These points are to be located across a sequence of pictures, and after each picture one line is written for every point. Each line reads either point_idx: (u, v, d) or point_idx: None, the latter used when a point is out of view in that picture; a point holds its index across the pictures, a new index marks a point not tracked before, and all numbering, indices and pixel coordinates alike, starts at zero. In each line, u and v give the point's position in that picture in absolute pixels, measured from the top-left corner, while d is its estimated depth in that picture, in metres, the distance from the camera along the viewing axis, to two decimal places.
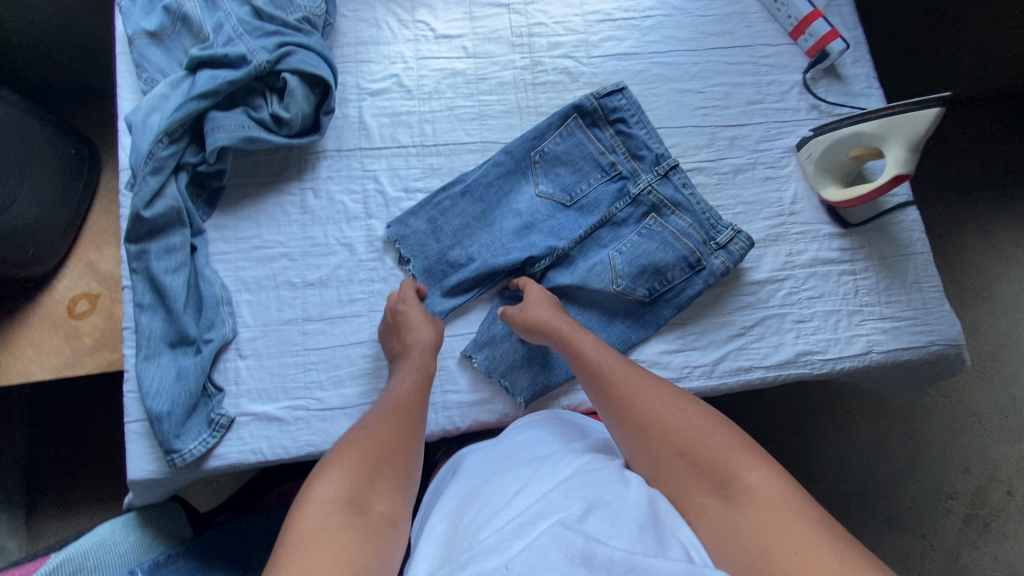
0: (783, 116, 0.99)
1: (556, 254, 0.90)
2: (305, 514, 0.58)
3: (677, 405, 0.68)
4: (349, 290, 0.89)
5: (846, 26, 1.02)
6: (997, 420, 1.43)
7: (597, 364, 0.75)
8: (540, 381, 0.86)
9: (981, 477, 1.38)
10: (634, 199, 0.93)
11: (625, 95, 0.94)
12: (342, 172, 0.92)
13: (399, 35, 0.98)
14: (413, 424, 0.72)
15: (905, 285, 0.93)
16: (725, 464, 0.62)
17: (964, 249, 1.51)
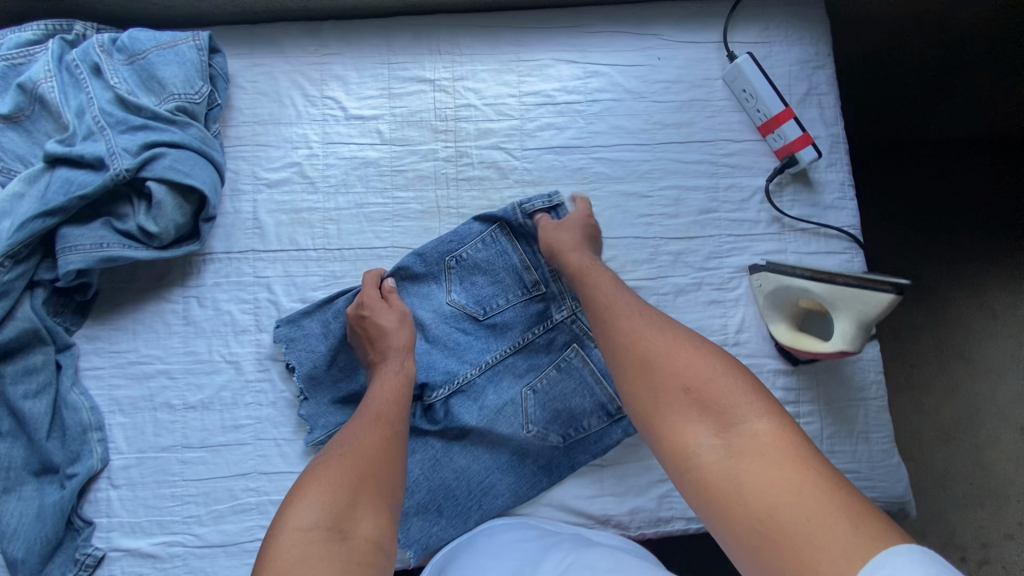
0: (739, 229, 0.87)
1: (459, 383, 0.81)
2: (280, 548, 0.54)
3: (680, 345, 0.65)
4: (234, 415, 0.81)
5: (824, 122, 0.89)
6: (963, 482, 1.29)
7: (602, 301, 0.72)
8: (432, 530, 0.78)
9: (936, 543, 1.26)
10: (555, 325, 0.83)
11: (558, 209, 0.84)
12: (230, 278, 0.82)
13: (304, 113, 0.85)
14: (394, 429, 0.67)
15: (851, 434, 0.85)
16: (730, 409, 0.58)
17: (955, 318, 1.37)
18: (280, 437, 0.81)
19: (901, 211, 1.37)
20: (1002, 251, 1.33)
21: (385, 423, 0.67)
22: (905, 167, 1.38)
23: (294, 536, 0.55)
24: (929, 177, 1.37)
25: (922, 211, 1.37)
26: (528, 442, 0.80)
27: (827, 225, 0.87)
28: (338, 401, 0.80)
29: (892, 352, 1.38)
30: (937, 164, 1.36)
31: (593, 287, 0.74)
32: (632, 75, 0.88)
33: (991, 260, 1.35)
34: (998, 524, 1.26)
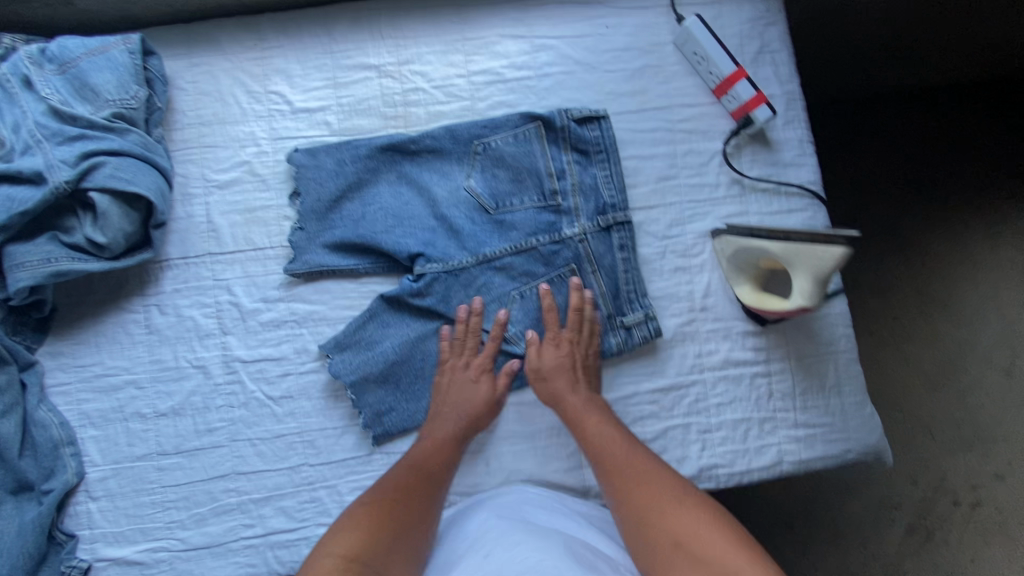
0: (699, 195, 0.87)
1: (451, 267, 0.81)
2: (319, 568, 0.60)
3: (685, 505, 0.67)
4: (206, 419, 0.81)
5: (779, 79, 0.88)
6: (949, 430, 1.38)
7: (610, 465, 0.73)
8: (400, 422, 0.81)
9: (926, 488, 1.35)
10: (562, 240, 0.82)
11: (602, 126, 0.84)
12: (189, 284, 0.81)
13: (249, 111, 0.83)
14: (432, 497, 0.72)
15: (823, 389, 0.85)
16: (722, 560, 0.59)
17: (925, 258, 1.43)
18: (255, 436, 0.81)
19: (852, 166, 1.44)
20: (948, 190, 1.42)
21: (434, 489, 0.73)
22: (852, 124, 1.44)
23: (331, 562, 0.61)
24: (875, 131, 1.44)
25: (892, 153, 1.44)
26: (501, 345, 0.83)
27: (788, 183, 0.86)
28: (332, 246, 0.81)
29: (871, 306, 1.43)
30: (877, 116, 1.44)
31: (599, 440, 0.76)
32: (581, 46, 0.87)
33: (958, 198, 1.42)
34: (980, 464, 1.36)
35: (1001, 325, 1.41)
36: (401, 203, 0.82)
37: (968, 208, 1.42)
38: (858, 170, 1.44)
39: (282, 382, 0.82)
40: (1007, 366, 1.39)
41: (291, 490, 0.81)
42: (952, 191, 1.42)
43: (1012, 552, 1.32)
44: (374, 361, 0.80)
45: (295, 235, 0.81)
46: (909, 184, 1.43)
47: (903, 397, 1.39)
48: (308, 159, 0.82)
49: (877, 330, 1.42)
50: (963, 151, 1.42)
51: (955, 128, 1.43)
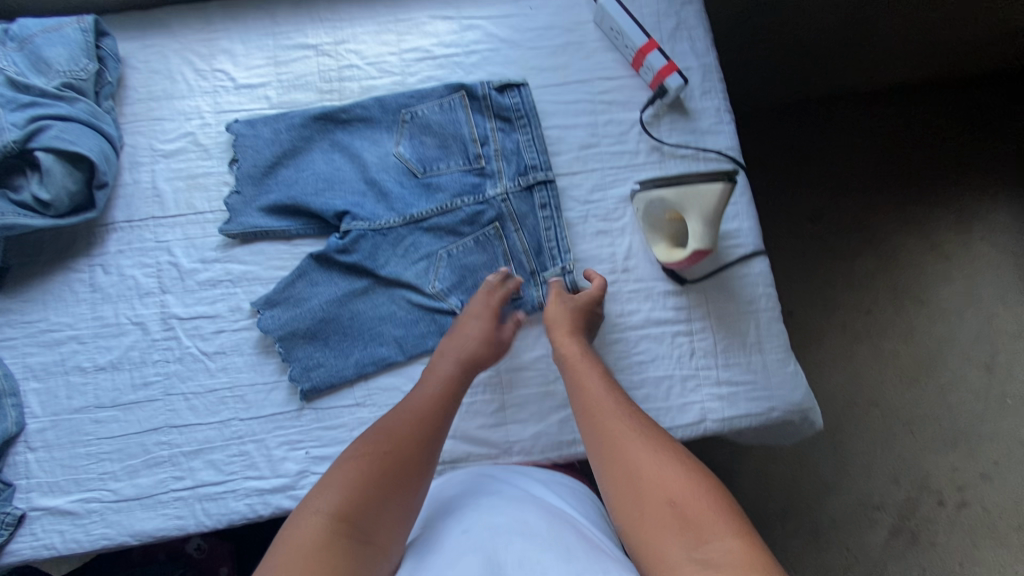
0: (620, 161, 0.90)
1: (378, 226, 0.86)
2: (305, 525, 0.55)
3: (676, 459, 0.62)
4: (142, 373, 0.84)
5: (695, 53, 0.93)
6: (930, 428, 1.37)
7: (604, 415, 0.68)
8: (328, 376, 0.84)
9: (910, 488, 1.34)
10: (485, 200, 0.87)
11: (521, 93, 0.89)
12: (133, 245, 0.86)
13: (195, 87, 0.90)
14: (433, 444, 0.67)
15: (745, 347, 0.87)
16: (705, 527, 0.54)
17: (898, 254, 1.45)
18: (188, 391, 0.84)
19: (810, 159, 1.48)
20: (916, 181, 1.46)
21: (431, 436, 0.67)
22: (811, 119, 1.49)
23: (320, 519, 0.56)
24: (841, 128, 1.48)
25: (854, 146, 1.48)
26: (430, 301, 0.87)
27: (705, 149, 0.90)
28: (266, 209, 0.86)
29: (841, 298, 1.43)
30: (839, 113, 1.49)
31: (595, 399, 0.71)
32: (506, 25, 0.93)
33: (924, 189, 1.46)
34: (966, 462, 1.35)
35: (979, 321, 1.41)
36: (333, 168, 0.88)
37: (939, 199, 1.45)
38: (820, 161, 1.49)
39: (216, 338, 0.85)
40: (987, 362, 1.39)
41: (220, 444, 0.83)
42: (922, 181, 1.46)
43: (1002, 556, 1.29)
44: (304, 315, 0.84)
45: (232, 199, 0.87)
46: (875, 176, 1.47)
47: (878, 396, 1.39)
48: (247, 129, 0.88)
49: (852, 326, 1.42)
50: (928, 143, 1.46)
51: (914, 119, 1.47)
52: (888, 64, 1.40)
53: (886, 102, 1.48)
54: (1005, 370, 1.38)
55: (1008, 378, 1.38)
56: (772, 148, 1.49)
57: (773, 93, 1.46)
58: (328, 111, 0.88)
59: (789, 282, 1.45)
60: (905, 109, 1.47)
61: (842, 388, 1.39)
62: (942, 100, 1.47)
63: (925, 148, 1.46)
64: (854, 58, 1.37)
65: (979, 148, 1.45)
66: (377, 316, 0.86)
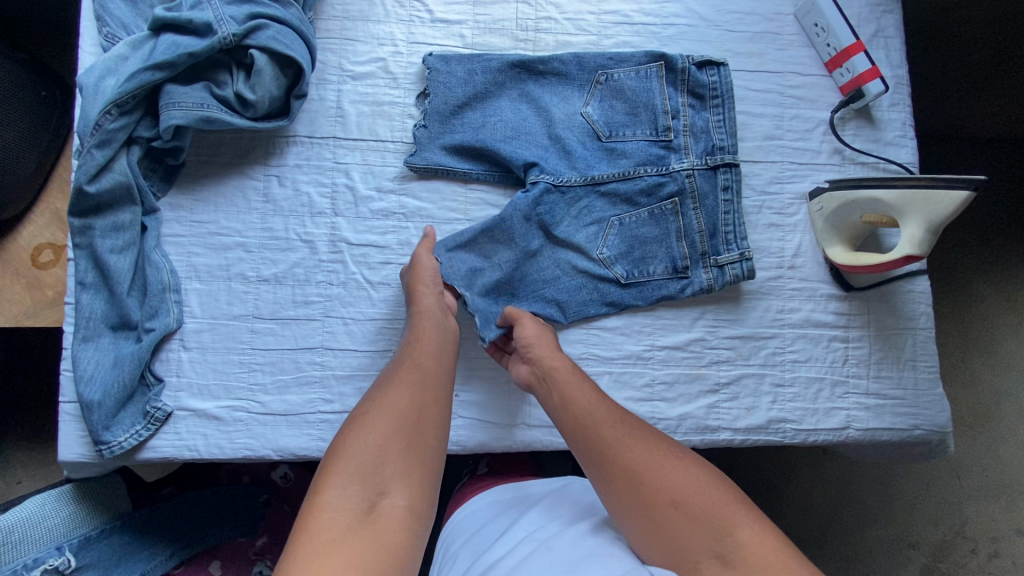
0: (801, 158, 0.90)
1: (558, 182, 0.84)
2: (323, 512, 0.56)
3: (672, 458, 0.65)
4: (304, 291, 0.83)
5: (890, 63, 0.92)
6: (977, 477, 1.38)
7: (599, 428, 0.68)
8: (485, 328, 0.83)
9: (947, 532, 1.36)
10: (669, 173, 0.85)
11: (720, 72, 0.87)
12: (311, 161, 0.85)
13: (391, 13, 0.88)
14: (424, 389, 0.69)
15: (898, 362, 0.87)
16: (716, 521, 0.59)
17: (977, 306, 1.43)
18: (348, 316, 0.83)
19: None
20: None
21: (423, 393, 0.68)
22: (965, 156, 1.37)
23: (336, 504, 0.57)
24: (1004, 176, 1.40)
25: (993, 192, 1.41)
26: (595, 266, 0.85)
27: (887, 160, 0.90)
28: (450, 148, 0.85)
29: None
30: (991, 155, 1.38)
31: (583, 408, 0.71)
32: (708, 3, 0.91)
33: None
34: (1006, 516, 1.37)
35: None
36: (520, 119, 0.86)
37: None
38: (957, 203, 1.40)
39: (382, 269, 0.84)
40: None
41: (373, 373, 0.83)
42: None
43: None
44: (485, 273, 0.84)
45: (418, 132, 0.85)
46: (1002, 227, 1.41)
47: None
48: (440, 64, 0.85)
49: None
50: None
51: None
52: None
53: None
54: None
55: None
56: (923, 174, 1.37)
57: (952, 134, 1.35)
58: (527, 59, 0.86)
59: None
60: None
61: None
62: None
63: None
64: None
65: None
66: (543, 276, 0.85)
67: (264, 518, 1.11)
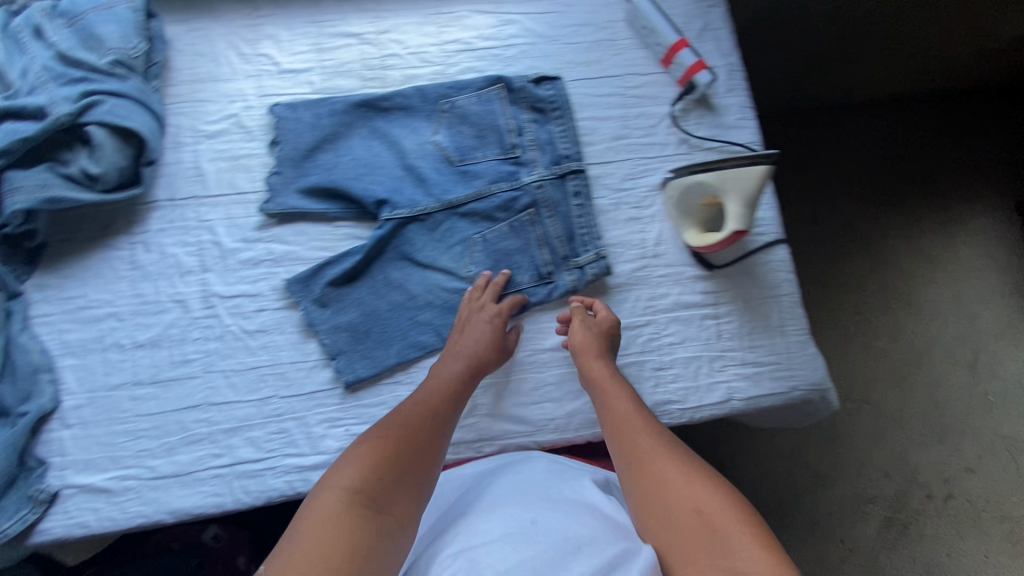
0: (650, 152, 0.95)
1: (417, 211, 0.88)
2: (320, 501, 0.63)
3: (698, 475, 0.68)
4: (182, 350, 0.84)
5: (720, 53, 0.98)
6: (920, 424, 1.47)
7: (633, 432, 0.74)
8: (363, 362, 0.85)
9: (900, 481, 1.43)
10: (520, 186, 0.90)
11: (556, 85, 0.93)
12: (175, 224, 0.87)
13: (239, 70, 0.91)
14: (438, 417, 0.76)
15: (768, 329, 0.91)
16: (730, 539, 0.61)
17: (891, 257, 1.58)
18: (228, 368, 0.85)
19: (807, 163, 1.63)
20: (904, 187, 1.61)
21: (426, 428, 0.74)
22: (809, 128, 1.64)
23: (337, 494, 0.64)
24: (843, 123, 1.64)
25: (849, 152, 1.63)
26: (465, 285, 0.89)
27: (731, 142, 0.95)
28: (304, 190, 0.88)
29: (832, 300, 1.56)
30: (833, 123, 1.64)
31: (622, 415, 0.76)
32: (543, 21, 0.97)
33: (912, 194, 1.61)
34: (950, 457, 1.44)
35: (963, 322, 1.53)
36: (371, 154, 0.90)
37: (924, 214, 1.60)
38: (817, 168, 1.62)
39: (257, 316, 0.86)
40: (969, 361, 1.50)
41: (260, 421, 0.84)
42: (909, 188, 1.61)
43: (987, 545, 1.38)
44: (348, 311, 0.86)
45: (272, 179, 0.88)
46: (866, 180, 1.62)
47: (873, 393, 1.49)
48: (288, 112, 0.89)
49: (845, 328, 1.54)
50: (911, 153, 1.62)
51: (905, 132, 1.63)
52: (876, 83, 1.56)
53: (873, 116, 1.64)
54: (986, 368, 1.50)
55: (988, 375, 1.49)
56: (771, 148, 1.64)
57: (770, 109, 1.63)
58: (369, 98, 0.91)
59: None
60: (907, 109, 1.63)
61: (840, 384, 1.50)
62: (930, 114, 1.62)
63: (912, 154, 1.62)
64: (862, 59, 1.46)
65: (962, 161, 1.61)
66: (413, 301, 0.88)
67: None
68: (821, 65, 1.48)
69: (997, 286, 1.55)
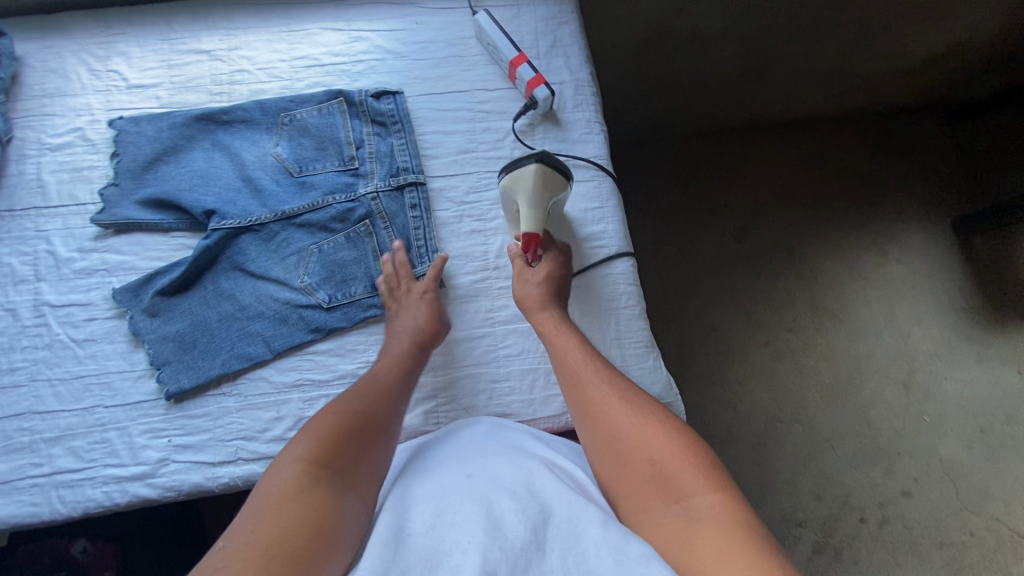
0: (495, 165, 0.95)
1: (249, 221, 0.89)
2: (282, 479, 0.61)
3: (649, 420, 0.70)
4: (10, 358, 0.85)
5: (569, 68, 0.99)
6: (850, 444, 1.43)
7: (586, 380, 0.76)
8: (187, 373, 0.85)
9: (831, 504, 1.39)
10: (355, 198, 0.90)
11: (395, 99, 0.96)
12: (12, 233, 0.88)
13: (88, 86, 0.94)
14: (404, 386, 0.78)
15: (606, 342, 0.90)
16: (682, 482, 0.63)
17: (819, 274, 1.56)
18: (54, 377, 0.85)
19: (728, 181, 1.64)
20: (830, 204, 1.61)
21: (384, 399, 0.74)
22: (728, 146, 1.65)
23: (296, 467, 0.62)
24: (762, 140, 1.66)
25: (770, 170, 1.64)
26: (298, 295, 0.88)
27: (575, 156, 0.96)
28: (142, 202, 0.89)
29: (764, 317, 1.53)
30: (753, 142, 1.66)
31: (575, 365, 0.78)
32: (393, 38, 0.99)
33: (838, 210, 1.60)
34: (886, 479, 1.40)
35: (896, 339, 1.50)
36: (210, 166, 0.91)
37: (858, 230, 1.58)
38: (739, 186, 1.63)
39: (87, 325, 0.86)
40: (905, 380, 1.48)
41: (82, 431, 0.84)
42: (835, 204, 1.61)
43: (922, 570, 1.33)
44: (177, 322, 0.87)
45: (108, 191, 0.90)
46: (789, 197, 1.62)
47: (798, 411, 1.46)
48: (130, 125, 0.92)
49: (770, 345, 1.52)
50: (836, 169, 1.63)
51: (827, 151, 1.64)
52: (794, 100, 1.57)
53: (794, 134, 1.66)
54: (921, 388, 1.47)
55: (923, 395, 1.46)
56: (691, 167, 1.65)
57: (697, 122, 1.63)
58: (209, 111, 0.93)
59: (713, 302, 1.55)
60: (825, 129, 1.65)
61: (763, 404, 1.47)
62: (852, 132, 1.65)
63: (838, 172, 1.63)
64: (775, 78, 1.47)
65: (891, 176, 1.61)
66: (243, 312, 0.88)
67: None
68: (733, 84, 1.49)
69: (933, 301, 1.53)
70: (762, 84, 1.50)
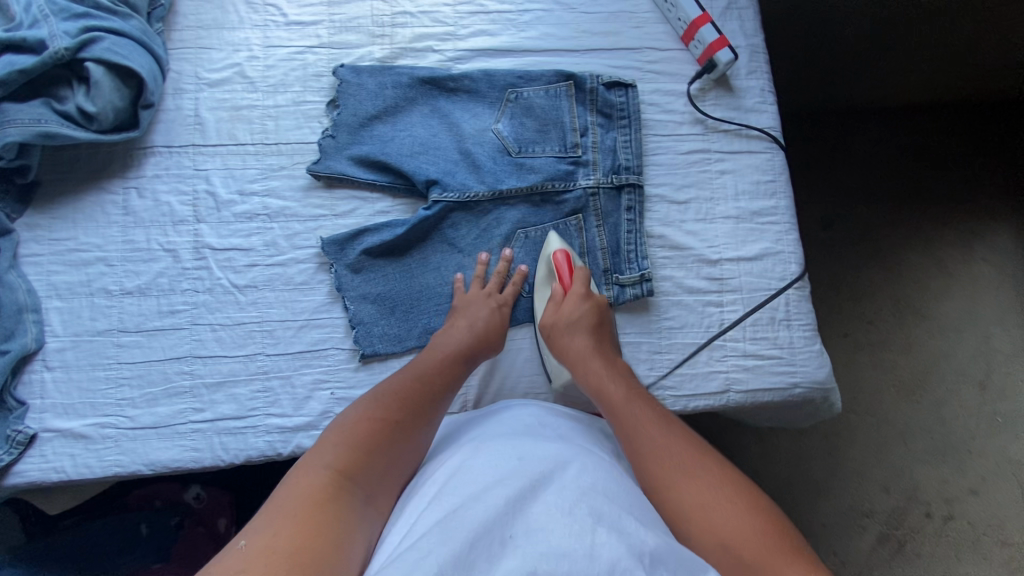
0: (664, 129, 0.91)
1: (468, 197, 0.85)
2: (305, 479, 0.56)
3: (726, 493, 0.58)
4: (170, 300, 0.82)
5: (744, 32, 0.94)
6: (924, 441, 1.35)
7: (646, 442, 0.64)
8: (384, 338, 0.83)
9: (899, 498, 1.31)
10: (576, 188, 0.87)
11: (628, 93, 0.90)
12: (171, 171, 0.85)
13: (245, 19, 0.89)
14: (442, 393, 0.70)
15: (773, 322, 0.87)
16: (766, 567, 0.52)
17: (904, 268, 1.44)
18: (215, 322, 0.83)
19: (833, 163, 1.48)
20: (927, 194, 1.46)
21: (424, 404, 0.67)
22: (836, 126, 1.49)
23: (323, 471, 0.57)
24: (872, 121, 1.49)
25: (878, 157, 1.48)
26: None
27: (748, 126, 0.91)
28: (356, 159, 0.86)
29: (847, 307, 1.42)
30: (860, 123, 1.49)
31: (638, 426, 0.66)
32: None
33: (932, 200, 1.46)
34: (955, 477, 1.33)
35: (977, 340, 1.40)
36: (430, 134, 0.88)
37: (942, 224, 1.45)
38: (843, 173, 1.48)
39: (248, 272, 0.84)
40: (981, 381, 1.38)
41: (244, 378, 0.82)
42: (931, 195, 1.45)
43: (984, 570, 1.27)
44: (373, 285, 0.85)
45: (324, 141, 0.86)
46: (890, 183, 1.47)
47: (877, 405, 1.37)
48: (353, 76, 0.88)
49: (852, 335, 1.41)
50: (948, 159, 1.46)
51: (941, 136, 1.47)
52: (923, 83, 1.40)
53: (909, 117, 1.48)
54: (998, 390, 1.37)
55: (1001, 397, 1.37)
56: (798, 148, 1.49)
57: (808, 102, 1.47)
58: (437, 77, 0.89)
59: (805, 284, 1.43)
60: (946, 115, 1.47)
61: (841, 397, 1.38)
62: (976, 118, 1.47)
63: (941, 159, 1.46)
64: (910, 53, 1.31)
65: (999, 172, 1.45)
66: (444, 287, 0.86)
67: (179, 541, 1.05)
68: (859, 56, 1.33)
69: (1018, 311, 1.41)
70: (873, 73, 1.37)
